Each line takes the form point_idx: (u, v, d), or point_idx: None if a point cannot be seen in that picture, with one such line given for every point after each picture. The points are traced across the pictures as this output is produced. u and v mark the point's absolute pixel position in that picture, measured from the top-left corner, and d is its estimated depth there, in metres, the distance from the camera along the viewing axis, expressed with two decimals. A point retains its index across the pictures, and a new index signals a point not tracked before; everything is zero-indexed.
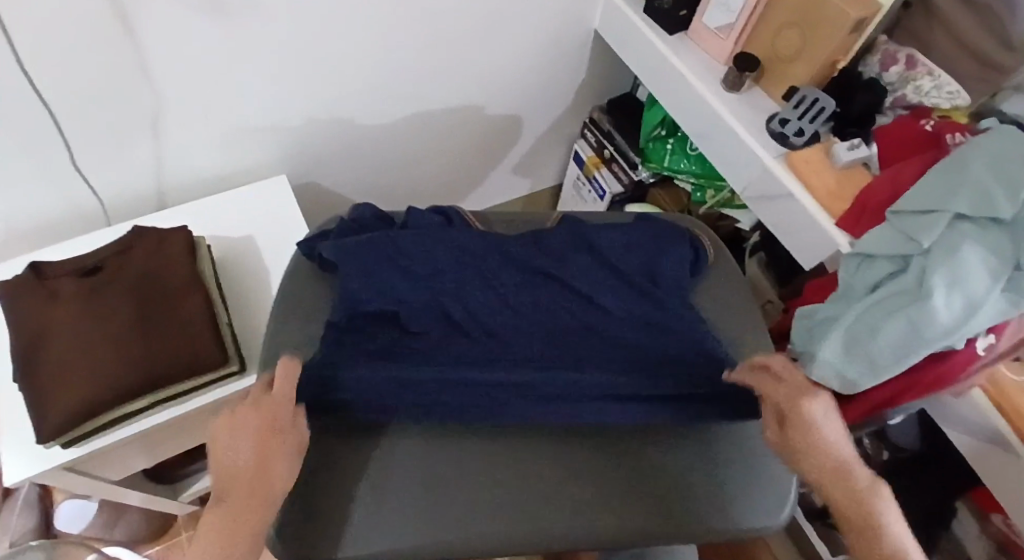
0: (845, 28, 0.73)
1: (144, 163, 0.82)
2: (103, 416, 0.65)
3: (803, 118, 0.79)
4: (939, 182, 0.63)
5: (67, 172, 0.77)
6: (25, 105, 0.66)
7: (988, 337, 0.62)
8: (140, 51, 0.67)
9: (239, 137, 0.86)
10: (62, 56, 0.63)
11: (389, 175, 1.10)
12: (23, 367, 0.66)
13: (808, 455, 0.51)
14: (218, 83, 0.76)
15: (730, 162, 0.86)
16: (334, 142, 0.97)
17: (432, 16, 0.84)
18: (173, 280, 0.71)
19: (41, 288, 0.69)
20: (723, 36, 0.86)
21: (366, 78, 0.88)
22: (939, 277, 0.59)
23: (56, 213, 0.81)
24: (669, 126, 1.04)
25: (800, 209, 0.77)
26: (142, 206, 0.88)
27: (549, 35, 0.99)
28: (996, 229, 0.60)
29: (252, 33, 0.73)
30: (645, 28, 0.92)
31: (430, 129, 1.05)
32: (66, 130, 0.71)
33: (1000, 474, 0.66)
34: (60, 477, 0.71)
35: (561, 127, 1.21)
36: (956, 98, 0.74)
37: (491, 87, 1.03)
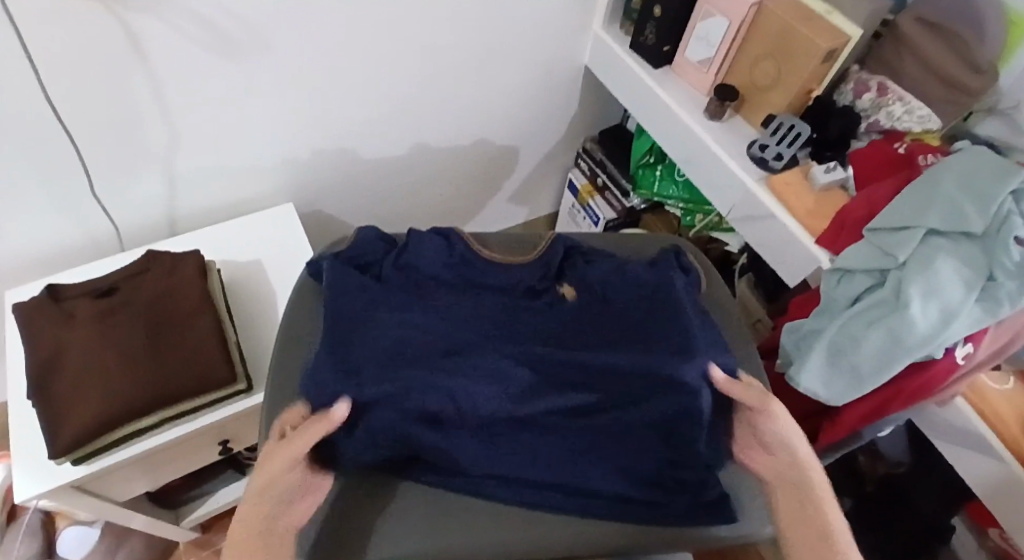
0: (816, 58, 0.78)
1: (158, 192, 0.86)
2: (114, 432, 0.68)
3: (780, 143, 0.83)
4: (911, 199, 0.67)
5: (86, 199, 0.81)
6: (47, 133, 0.70)
7: (967, 345, 0.64)
8: (158, 84, 0.72)
9: (248, 167, 0.91)
10: (84, 90, 0.68)
11: (391, 205, 1.14)
12: (38, 385, 0.69)
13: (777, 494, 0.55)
14: (232, 115, 0.82)
15: (715, 187, 0.90)
16: (339, 174, 1.01)
17: (430, 52, 0.90)
18: (183, 300, 0.75)
19: (56, 308, 0.73)
20: (704, 69, 0.92)
21: (370, 109, 0.93)
22: (914, 289, 0.62)
23: (75, 238, 0.85)
24: (657, 154, 1.09)
25: (782, 227, 0.81)
26: (154, 233, 0.92)
27: (543, 70, 1.05)
28: (967, 242, 0.63)
29: (264, 70, 0.78)
30: (631, 63, 0.97)
31: (429, 162, 1.10)
32: (86, 159, 0.76)
33: (988, 481, 0.67)
34: (67, 496, 0.73)
35: (556, 158, 1.26)
36: (927, 121, 0.80)
37: (489, 120, 1.08)
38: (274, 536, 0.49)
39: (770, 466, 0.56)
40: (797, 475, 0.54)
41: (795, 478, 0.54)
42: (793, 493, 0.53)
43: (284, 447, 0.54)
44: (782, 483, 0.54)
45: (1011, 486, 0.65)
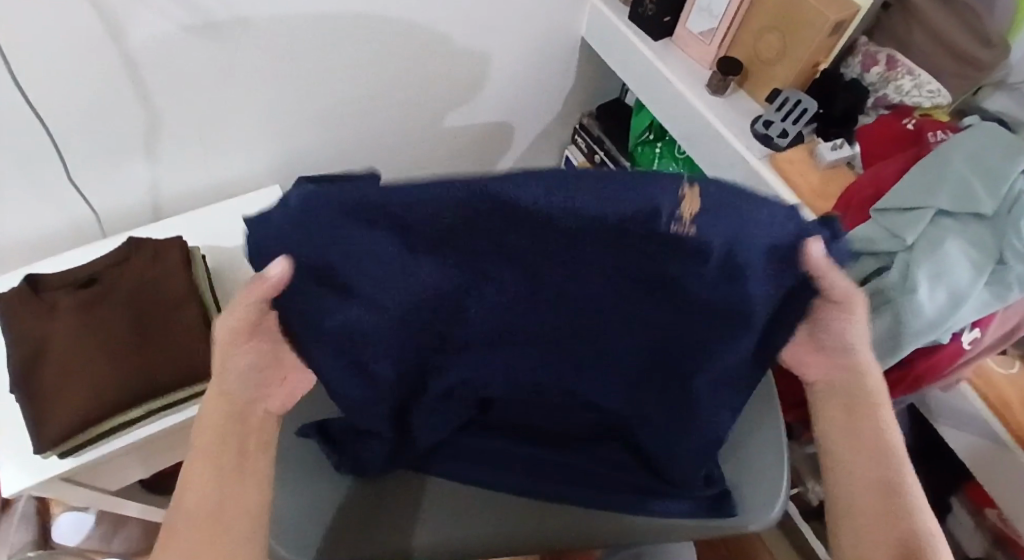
0: (824, 30, 0.74)
1: (138, 175, 0.82)
2: (100, 426, 0.66)
3: (785, 120, 0.81)
4: (920, 178, 0.65)
5: (61, 186, 0.78)
6: (19, 122, 0.67)
7: (974, 330, 0.63)
8: (130, 63, 0.68)
9: (234, 149, 0.87)
10: (54, 72, 0.65)
11: (383, 186, 1.11)
12: (19, 379, 0.66)
13: (838, 451, 0.51)
14: (214, 94, 0.78)
15: (717, 165, 0.88)
16: (329, 154, 0.98)
17: (424, 25, 0.86)
18: (168, 290, 0.72)
19: (36, 299, 0.70)
20: (706, 41, 0.88)
21: (361, 86, 0.90)
22: (923, 272, 0.60)
23: (53, 225, 0.82)
24: (657, 130, 1.06)
25: (785, 208, 0.78)
26: (136, 218, 0.89)
27: (538, 43, 1.01)
28: (977, 223, 0.61)
29: (246, 50, 0.75)
30: (631, 35, 0.94)
31: (424, 139, 1.06)
32: (60, 144, 0.72)
33: (992, 466, 0.66)
34: (54, 489, 0.71)
35: (552, 133, 1.22)
36: (936, 96, 0.76)
37: (483, 95, 1.04)
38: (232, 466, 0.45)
39: (822, 370, 0.53)
40: (854, 383, 0.52)
41: (856, 391, 0.51)
42: (839, 403, 0.52)
43: (239, 357, 0.46)
44: (827, 393, 0.53)
45: (1014, 472, 0.64)
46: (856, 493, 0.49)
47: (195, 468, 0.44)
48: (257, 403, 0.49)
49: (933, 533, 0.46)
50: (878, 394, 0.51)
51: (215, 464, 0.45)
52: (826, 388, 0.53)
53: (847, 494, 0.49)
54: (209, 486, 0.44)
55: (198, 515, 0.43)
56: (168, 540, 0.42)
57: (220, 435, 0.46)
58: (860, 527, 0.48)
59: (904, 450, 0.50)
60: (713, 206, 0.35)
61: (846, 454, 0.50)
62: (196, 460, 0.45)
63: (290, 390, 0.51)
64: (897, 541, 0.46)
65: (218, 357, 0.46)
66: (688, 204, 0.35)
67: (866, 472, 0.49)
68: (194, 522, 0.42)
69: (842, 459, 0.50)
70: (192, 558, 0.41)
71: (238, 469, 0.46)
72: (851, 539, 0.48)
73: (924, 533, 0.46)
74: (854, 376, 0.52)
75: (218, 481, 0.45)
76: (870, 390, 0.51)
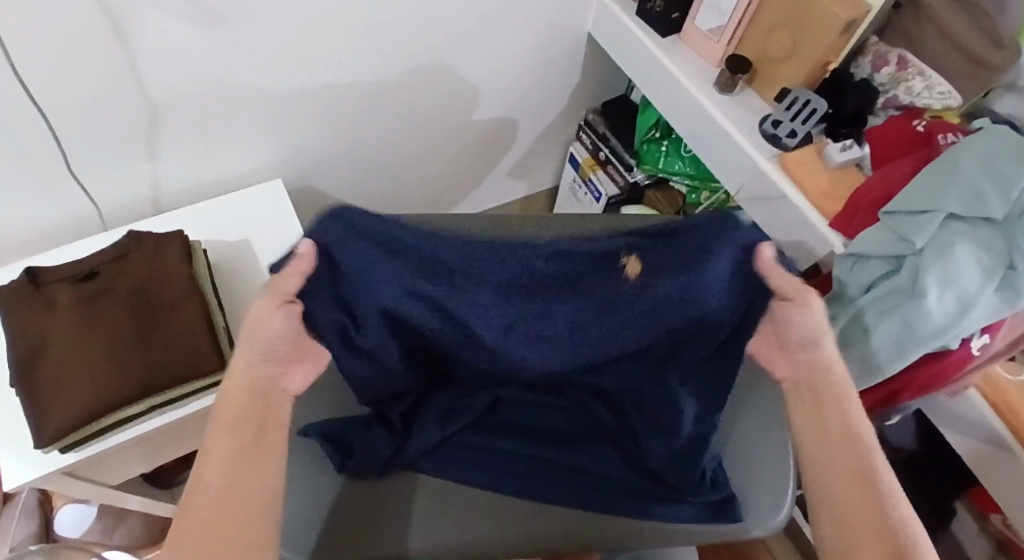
0: (836, 29, 0.73)
1: (140, 169, 0.82)
2: (101, 422, 0.65)
3: (795, 120, 0.80)
4: (930, 181, 0.64)
5: (62, 179, 0.77)
6: (20, 116, 0.66)
7: (982, 336, 0.62)
8: (132, 56, 0.67)
9: (237, 142, 0.87)
10: (54, 65, 0.64)
11: (387, 181, 1.11)
12: (20, 374, 0.66)
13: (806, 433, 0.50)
14: (217, 87, 0.77)
15: (725, 165, 0.87)
16: (332, 149, 0.97)
17: (429, 19, 0.85)
18: (168, 284, 0.72)
19: (36, 294, 0.69)
20: (715, 38, 0.87)
21: (365, 80, 0.89)
22: (932, 277, 0.60)
23: (53, 219, 0.81)
24: (663, 128, 1.05)
25: (794, 209, 0.78)
26: (138, 212, 0.88)
27: (545, 38, 1.00)
28: (987, 227, 0.60)
29: (249, 44, 0.74)
30: (638, 32, 0.92)
31: (428, 134, 1.05)
32: (61, 138, 0.71)
33: (997, 473, 0.66)
34: (56, 483, 0.70)
35: (557, 130, 1.21)
36: (947, 98, 0.75)
37: (488, 91, 1.03)
38: (256, 433, 0.47)
39: (789, 367, 0.53)
40: (819, 379, 0.51)
41: (819, 381, 0.51)
42: (809, 399, 0.51)
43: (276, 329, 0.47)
44: (795, 390, 0.52)
45: (1018, 479, 0.63)
46: (832, 482, 0.47)
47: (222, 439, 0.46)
48: (279, 383, 0.51)
49: (912, 520, 0.44)
50: (845, 388, 0.50)
51: (236, 439, 0.46)
52: (795, 385, 0.53)
53: (822, 489, 0.47)
54: (231, 454, 0.45)
55: (215, 490, 0.43)
56: (182, 525, 0.42)
57: (243, 410, 0.47)
58: (839, 525, 0.45)
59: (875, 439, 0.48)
60: (652, 265, 0.46)
61: (813, 436, 0.49)
62: (216, 435, 0.46)
63: (308, 369, 0.53)
64: (880, 535, 0.43)
65: (246, 329, 0.48)
66: (632, 265, 0.47)
67: (839, 466, 0.47)
68: (214, 500, 0.43)
69: (807, 442, 0.49)
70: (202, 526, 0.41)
71: (256, 441, 0.46)
72: (833, 533, 0.45)
73: (902, 522, 0.44)
74: (820, 370, 0.51)
75: (233, 460, 0.45)
76: (835, 382, 0.50)
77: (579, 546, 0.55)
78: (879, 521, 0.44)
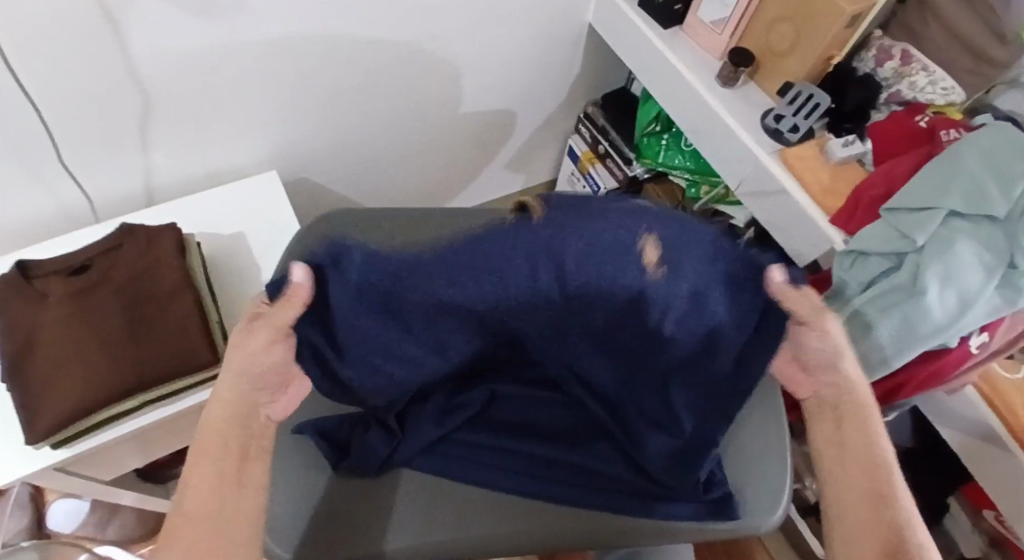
0: (840, 23, 0.73)
1: (133, 159, 0.80)
2: (93, 417, 0.65)
3: (797, 114, 0.79)
4: (932, 177, 0.63)
5: (54, 170, 0.75)
6: (10, 107, 0.65)
7: (981, 335, 0.62)
8: (126, 46, 0.66)
9: (232, 134, 0.85)
10: (46, 55, 0.62)
11: (384, 173, 1.09)
12: (12, 369, 0.65)
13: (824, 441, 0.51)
14: (212, 77, 0.76)
15: (725, 160, 0.86)
16: (329, 140, 0.96)
17: (428, 9, 0.84)
18: (161, 278, 0.71)
19: (26, 287, 0.68)
20: (718, 31, 0.86)
21: (363, 71, 0.88)
22: (932, 275, 0.59)
23: (45, 210, 0.80)
24: (663, 122, 1.04)
25: (795, 206, 0.77)
26: (131, 204, 0.87)
27: (545, 29, 0.99)
28: (988, 224, 0.60)
29: (246, 33, 0.73)
30: (640, 23, 0.91)
31: (426, 126, 1.04)
32: (53, 129, 0.70)
33: (993, 471, 0.66)
34: (51, 477, 0.70)
35: (555, 122, 1.20)
36: (950, 94, 0.75)
37: (486, 83, 1.02)
38: (243, 456, 0.47)
39: (813, 387, 0.53)
40: (841, 393, 0.52)
41: (844, 399, 0.51)
42: (831, 417, 0.51)
43: (274, 352, 0.50)
44: (819, 408, 0.53)
45: (1015, 479, 0.64)
46: (845, 487, 0.48)
47: (202, 457, 0.46)
48: (262, 409, 0.51)
49: (926, 543, 0.44)
50: (867, 406, 0.50)
51: (216, 465, 0.46)
52: (819, 404, 0.53)
53: (840, 507, 0.47)
54: (217, 474, 0.45)
55: (203, 515, 0.43)
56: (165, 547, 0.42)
57: (224, 435, 0.47)
58: (851, 542, 0.45)
59: (895, 460, 0.48)
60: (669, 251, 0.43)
61: (830, 442, 0.50)
62: (197, 462, 0.46)
63: (294, 394, 0.54)
64: (887, 552, 0.44)
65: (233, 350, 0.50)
66: (649, 253, 0.43)
67: (856, 483, 0.47)
68: (194, 528, 0.43)
69: (825, 450, 0.50)
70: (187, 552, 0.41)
71: (238, 471, 0.46)
72: (846, 551, 0.45)
73: (918, 542, 0.44)
74: (846, 391, 0.52)
75: (215, 482, 0.45)
76: (859, 402, 0.51)
77: (576, 545, 0.55)
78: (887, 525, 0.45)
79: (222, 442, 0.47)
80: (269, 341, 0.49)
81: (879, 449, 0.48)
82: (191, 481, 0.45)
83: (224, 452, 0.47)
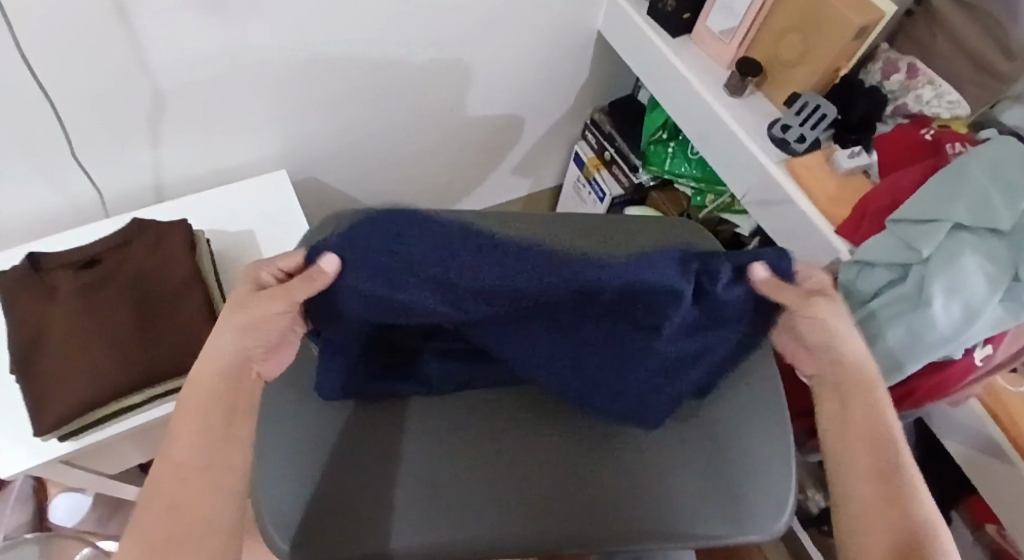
0: (848, 35, 0.74)
1: (144, 155, 0.81)
2: (99, 411, 0.65)
3: (804, 125, 0.79)
4: (938, 190, 0.64)
5: (65, 164, 0.76)
6: (24, 98, 0.65)
7: (986, 347, 0.62)
8: (140, 42, 0.67)
9: (241, 133, 0.86)
10: (61, 53, 0.63)
11: (390, 175, 1.10)
12: (20, 362, 0.65)
13: (829, 423, 0.51)
14: (224, 75, 0.76)
15: (732, 168, 0.87)
16: (336, 142, 0.97)
17: (436, 12, 0.84)
18: (169, 274, 0.71)
19: (36, 280, 0.69)
20: (726, 41, 0.87)
21: (371, 71, 0.88)
22: (937, 287, 0.60)
23: (55, 203, 0.80)
24: (670, 129, 1.05)
25: (800, 214, 0.78)
26: (140, 199, 0.87)
27: (554, 35, 0.99)
28: (994, 238, 0.60)
29: (254, 34, 0.73)
30: (648, 31, 0.92)
31: (433, 128, 1.05)
32: (64, 123, 0.71)
33: (996, 485, 0.66)
34: (53, 472, 0.70)
35: (562, 128, 1.21)
36: (956, 107, 0.76)
37: (495, 88, 1.03)
38: (235, 410, 0.47)
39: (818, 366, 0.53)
40: (846, 373, 0.51)
41: (847, 379, 0.51)
42: (835, 397, 0.51)
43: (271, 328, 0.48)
44: (823, 386, 0.53)
45: (1018, 492, 0.63)
46: (850, 473, 0.47)
47: (191, 413, 0.45)
48: (253, 367, 0.50)
49: (932, 521, 0.44)
50: (873, 385, 0.50)
51: (206, 421, 0.45)
52: (821, 383, 0.53)
53: (845, 482, 0.47)
54: (203, 429, 0.45)
55: (189, 472, 0.42)
56: (150, 505, 0.40)
57: (214, 393, 0.46)
58: (860, 511, 0.45)
59: (900, 438, 0.48)
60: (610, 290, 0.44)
61: (835, 425, 0.50)
62: (186, 421, 0.45)
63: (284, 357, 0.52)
64: (895, 530, 0.43)
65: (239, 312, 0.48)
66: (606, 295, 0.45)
67: (863, 460, 0.47)
68: (181, 483, 0.42)
69: (829, 434, 0.50)
70: (176, 504, 0.41)
71: (227, 429, 0.46)
72: (851, 521, 0.45)
73: (925, 522, 0.44)
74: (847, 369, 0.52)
75: (204, 442, 0.44)
76: (865, 378, 0.51)
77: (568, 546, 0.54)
78: (897, 512, 0.44)
79: (216, 400, 0.46)
80: (276, 313, 0.47)
81: (883, 433, 0.48)
82: (180, 433, 0.44)
83: (214, 410, 0.46)
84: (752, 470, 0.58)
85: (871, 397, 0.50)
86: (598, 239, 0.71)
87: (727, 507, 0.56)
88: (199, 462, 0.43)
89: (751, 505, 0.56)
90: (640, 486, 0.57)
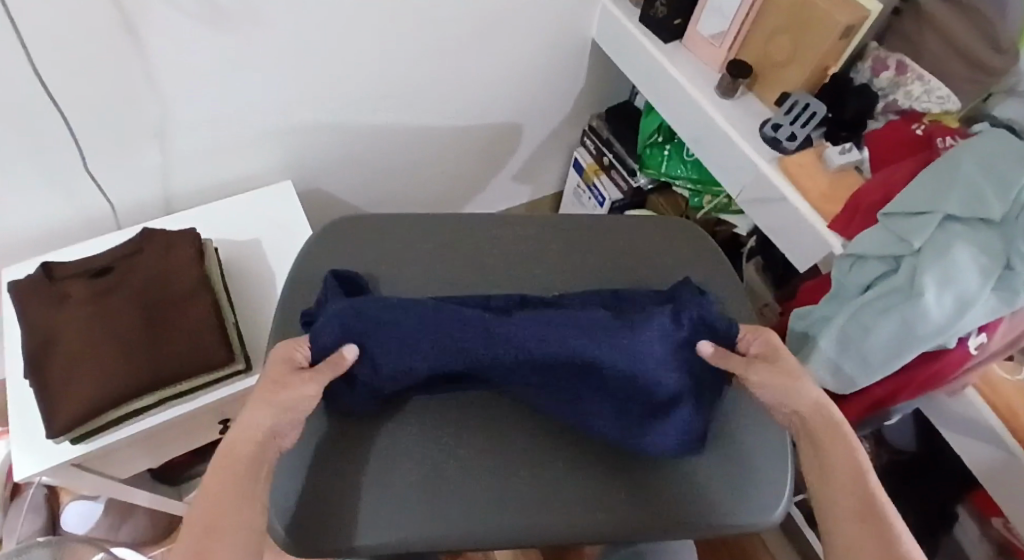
0: (835, 34, 0.75)
1: (153, 167, 0.84)
2: (109, 414, 0.67)
3: (794, 123, 0.81)
4: (927, 183, 0.65)
5: (77, 176, 0.79)
6: (36, 110, 0.68)
7: (980, 335, 0.62)
8: (146, 54, 0.69)
9: (246, 143, 0.89)
10: (68, 63, 0.66)
11: (392, 184, 1.12)
12: (33, 367, 0.68)
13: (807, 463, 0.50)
14: (227, 87, 0.79)
15: (726, 168, 0.88)
16: (338, 151, 0.99)
17: (432, 22, 0.86)
18: (178, 280, 0.74)
19: (51, 288, 0.71)
20: (717, 44, 0.89)
21: (368, 81, 0.90)
22: (929, 276, 0.60)
23: (68, 215, 0.83)
24: (665, 132, 1.06)
25: (794, 211, 0.79)
26: (150, 211, 0.90)
27: (550, 42, 1.02)
28: (984, 228, 0.60)
29: (255, 45, 0.76)
30: (641, 37, 0.94)
31: (434, 137, 1.07)
32: (75, 135, 0.74)
33: (997, 475, 0.66)
34: (65, 475, 0.72)
35: (560, 135, 1.23)
36: (946, 102, 0.76)
37: (493, 95, 1.05)
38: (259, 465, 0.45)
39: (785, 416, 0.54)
40: (814, 416, 0.51)
41: (815, 421, 0.51)
42: (807, 440, 0.51)
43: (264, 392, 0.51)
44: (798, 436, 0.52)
45: (1018, 482, 0.63)
46: (827, 509, 0.46)
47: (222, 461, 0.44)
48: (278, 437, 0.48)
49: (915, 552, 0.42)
50: (839, 424, 0.50)
51: (234, 475, 0.44)
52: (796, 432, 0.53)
53: (826, 522, 0.46)
54: (234, 477, 0.44)
55: (206, 518, 0.41)
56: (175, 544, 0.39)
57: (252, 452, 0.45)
58: (852, 541, 0.43)
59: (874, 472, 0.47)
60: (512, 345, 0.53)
61: (812, 463, 0.50)
62: (217, 470, 0.44)
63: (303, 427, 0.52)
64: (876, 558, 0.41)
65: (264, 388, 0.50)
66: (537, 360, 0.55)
67: (841, 497, 0.46)
68: (199, 533, 0.40)
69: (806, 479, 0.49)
70: (194, 552, 0.39)
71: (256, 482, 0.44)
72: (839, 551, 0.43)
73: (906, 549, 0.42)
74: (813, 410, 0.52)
75: (233, 490, 0.43)
76: (829, 419, 0.51)
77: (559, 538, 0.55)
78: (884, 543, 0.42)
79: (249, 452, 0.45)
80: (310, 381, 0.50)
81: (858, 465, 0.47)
82: (208, 484, 0.43)
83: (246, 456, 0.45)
84: (745, 457, 0.60)
85: (837, 432, 0.50)
86: (591, 240, 0.74)
87: (728, 494, 0.57)
88: (231, 514, 0.41)
89: (746, 491, 0.57)
90: (630, 492, 0.57)
